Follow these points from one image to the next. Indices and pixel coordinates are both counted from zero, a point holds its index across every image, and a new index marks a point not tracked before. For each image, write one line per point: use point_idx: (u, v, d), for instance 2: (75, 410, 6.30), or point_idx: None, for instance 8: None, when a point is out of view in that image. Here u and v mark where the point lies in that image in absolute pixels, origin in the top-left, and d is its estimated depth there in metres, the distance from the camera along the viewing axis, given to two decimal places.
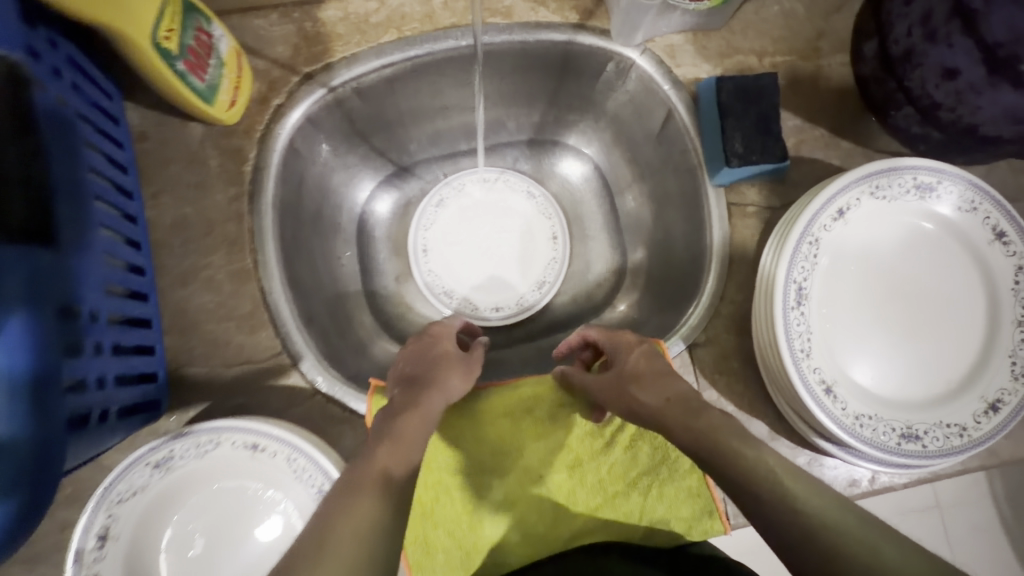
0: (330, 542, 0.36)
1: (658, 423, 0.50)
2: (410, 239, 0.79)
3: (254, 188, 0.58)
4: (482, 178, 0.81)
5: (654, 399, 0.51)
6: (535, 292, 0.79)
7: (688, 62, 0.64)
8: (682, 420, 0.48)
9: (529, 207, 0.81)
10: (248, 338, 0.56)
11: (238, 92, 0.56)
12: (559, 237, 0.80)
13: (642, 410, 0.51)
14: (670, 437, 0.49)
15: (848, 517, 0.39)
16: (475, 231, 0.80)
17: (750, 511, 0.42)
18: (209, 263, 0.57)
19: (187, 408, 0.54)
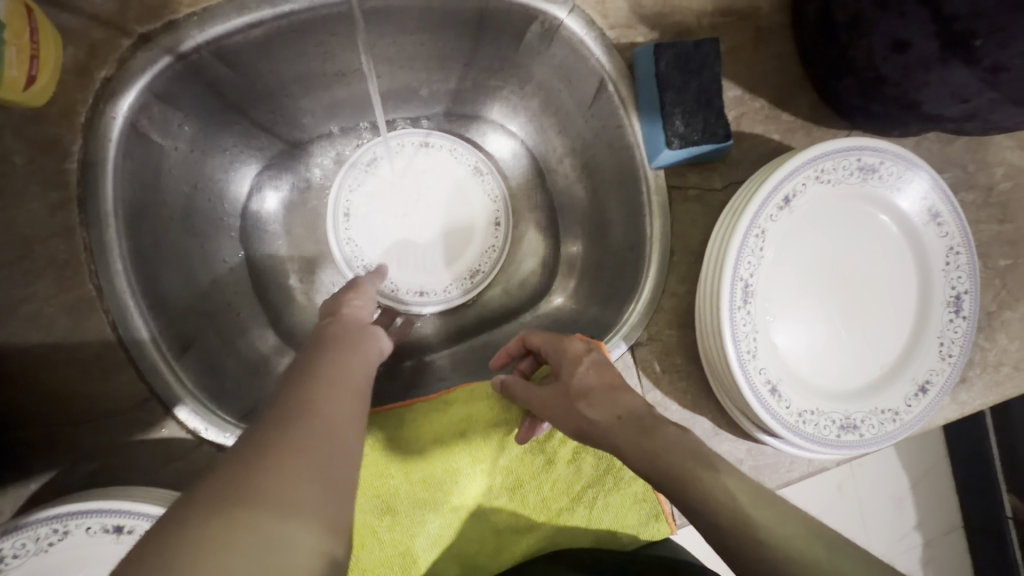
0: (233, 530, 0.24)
1: (611, 446, 0.43)
2: (331, 200, 0.68)
3: (84, 192, 0.45)
4: (420, 142, 0.71)
5: (604, 418, 0.43)
6: (467, 281, 0.71)
7: (622, 23, 0.56)
8: (635, 441, 0.41)
9: (474, 184, 0.73)
10: (100, 385, 0.45)
11: (36, 63, 0.42)
12: (503, 222, 0.73)
13: (591, 431, 0.44)
14: (623, 460, 0.42)
15: (815, 544, 0.34)
16: (410, 199, 0.71)
17: (707, 532, 0.37)
18: (31, 294, 0.44)
19: (25, 482, 0.43)
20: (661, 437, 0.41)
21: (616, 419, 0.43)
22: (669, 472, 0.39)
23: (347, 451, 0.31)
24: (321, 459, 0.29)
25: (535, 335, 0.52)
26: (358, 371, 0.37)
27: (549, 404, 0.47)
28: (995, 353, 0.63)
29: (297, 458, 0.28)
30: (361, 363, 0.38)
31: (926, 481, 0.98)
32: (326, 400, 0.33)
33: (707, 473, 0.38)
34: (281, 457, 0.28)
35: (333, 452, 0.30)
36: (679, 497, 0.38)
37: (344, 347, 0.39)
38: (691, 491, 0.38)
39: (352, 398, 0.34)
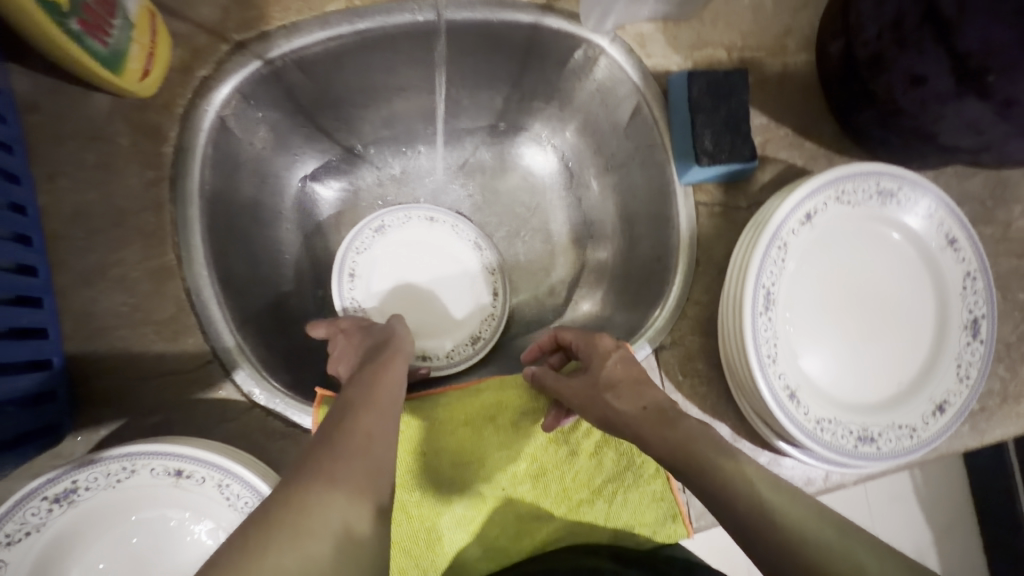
0: (295, 510, 0.33)
1: (634, 434, 0.46)
2: (338, 259, 0.67)
3: (175, 172, 0.50)
4: (427, 219, 0.73)
5: (629, 408, 0.46)
6: (467, 346, 0.70)
7: (658, 53, 0.62)
8: (657, 429, 0.44)
9: (473, 260, 0.74)
10: (170, 345, 0.49)
11: (152, 60, 0.48)
12: (499, 293, 0.73)
13: (616, 420, 0.47)
14: (645, 448, 0.45)
15: (830, 528, 0.36)
16: (416, 268, 0.72)
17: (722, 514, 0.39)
18: (121, 258, 0.49)
19: (96, 428, 0.47)
20: (685, 427, 0.43)
21: (641, 413, 0.46)
22: (688, 456, 0.41)
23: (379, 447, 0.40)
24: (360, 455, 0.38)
25: (565, 330, 0.56)
26: (385, 401, 0.44)
27: (581, 395, 0.50)
28: (1015, 383, 0.64)
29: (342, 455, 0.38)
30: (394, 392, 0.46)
31: (948, 525, 0.97)
32: (361, 422, 0.41)
33: (727, 459, 0.40)
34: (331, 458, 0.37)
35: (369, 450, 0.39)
36: (698, 483, 0.41)
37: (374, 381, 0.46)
38: (719, 481, 0.39)
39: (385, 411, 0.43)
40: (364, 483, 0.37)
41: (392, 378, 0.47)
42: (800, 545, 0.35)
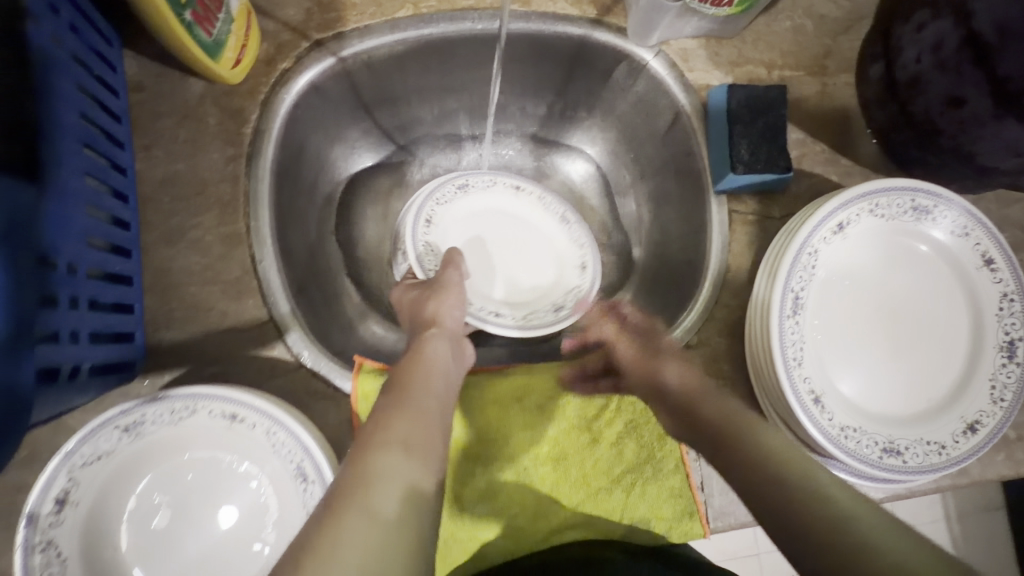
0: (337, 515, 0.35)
1: (678, 402, 0.50)
2: (417, 204, 0.68)
3: (252, 150, 0.56)
4: (514, 186, 0.73)
5: (681, 377, 0.51)
6: (552, 313, 0.67)
7: (700, 67, 0.65)
8: (701, 398, 0.49)
9: (561, 233, 0.74)
10: (233, 304, 0.54)
11: (244, 50, 0.55)
12: (589, 268, 0.71)
13: (663, 385, 0.52)
14: (685, 413, 0.49)
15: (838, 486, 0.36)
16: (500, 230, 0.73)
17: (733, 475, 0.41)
18: (198, 223, 0.54)
19: (161, 373, 0.51)
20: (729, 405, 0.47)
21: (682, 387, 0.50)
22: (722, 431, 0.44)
23: (415, 446, 0.42)
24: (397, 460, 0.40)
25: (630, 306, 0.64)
26: (422, 399, 0.46)
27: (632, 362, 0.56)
28: None
29: (381, 463, 0.39)
30: (433, 388, 0.48)
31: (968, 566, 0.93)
32: (398, 425, 0.42)
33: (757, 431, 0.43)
34: (368, 462, 0.39)
35: (405, 452, 0.41)
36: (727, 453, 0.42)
37: (414, 374, 0.48)
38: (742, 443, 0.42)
39: (423, 412, 0.45)
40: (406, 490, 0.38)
41: (431, 369, 0.49)
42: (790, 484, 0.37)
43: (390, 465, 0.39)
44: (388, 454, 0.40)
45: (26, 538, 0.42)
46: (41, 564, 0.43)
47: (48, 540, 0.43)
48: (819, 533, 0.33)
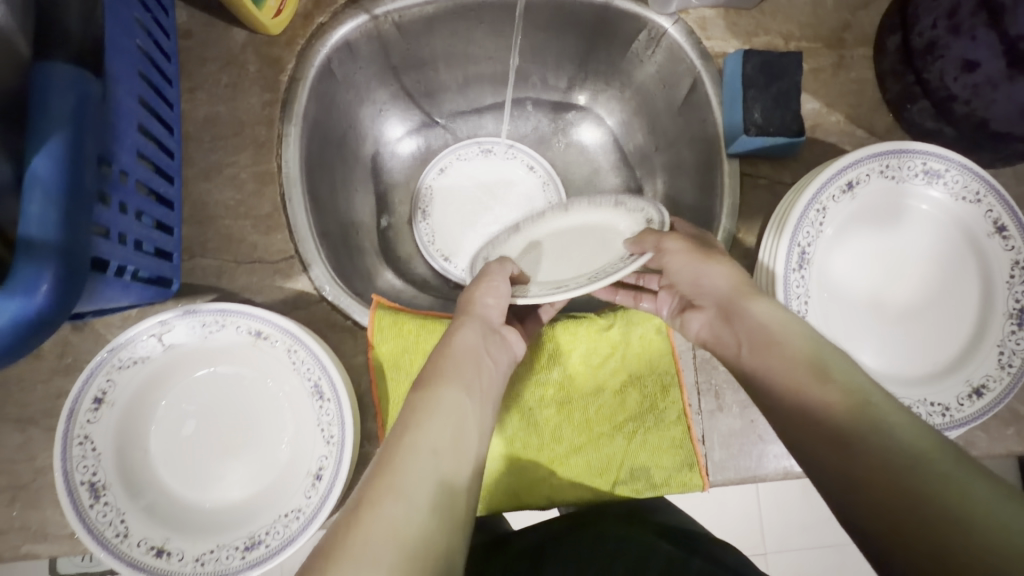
0: (367, 515, 0.36)
1: (724, 304, 0.50)
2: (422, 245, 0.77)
3: (287, 97, 0.60)
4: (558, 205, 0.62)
5: (727, 279, 0.50)
6: (615, 267, 0.51)
7: (718, 36, 0.66)
8: (743, 305, 0.48)
9: (620, 220, 0.57)
10: (263, 238, 0.57)
11: (285, 2, 0.59)
12: (654, 219, 0.53)
13: (706, 288, 0.51)
14: (732, 319, 0.49)
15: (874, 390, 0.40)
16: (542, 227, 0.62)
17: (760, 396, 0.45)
18: (235, 161, 0.58)
19: (193, 297, 0.55)
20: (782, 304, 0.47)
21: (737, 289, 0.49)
22: (766, 340, 0.45)
23: (439, 448, 0.42)
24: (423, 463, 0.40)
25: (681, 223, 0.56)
26: (450, 400, 0.45)
27: (692, 257, 0.52)
28: None
29: (404, 467, 0.40)
30: (462, 385, 0.47)
31: None
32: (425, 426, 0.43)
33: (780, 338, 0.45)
34: (393, 464, 0.40)
35: (431, 456, 0.41)
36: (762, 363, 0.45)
37: (442, 371, 0.47)
38: (775, 350, 0.44)
39: (450, 412, 0.44)
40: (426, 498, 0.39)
41: (462, 366, 0.48)
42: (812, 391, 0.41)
43: (414, 467, 0.40)
44: (413, 456, 0.40)
45: (66, 429, 0.46)
46: (78, 455, 0.47)
47: (86, 433, 0.47)
48: (861, 448, 0.37)
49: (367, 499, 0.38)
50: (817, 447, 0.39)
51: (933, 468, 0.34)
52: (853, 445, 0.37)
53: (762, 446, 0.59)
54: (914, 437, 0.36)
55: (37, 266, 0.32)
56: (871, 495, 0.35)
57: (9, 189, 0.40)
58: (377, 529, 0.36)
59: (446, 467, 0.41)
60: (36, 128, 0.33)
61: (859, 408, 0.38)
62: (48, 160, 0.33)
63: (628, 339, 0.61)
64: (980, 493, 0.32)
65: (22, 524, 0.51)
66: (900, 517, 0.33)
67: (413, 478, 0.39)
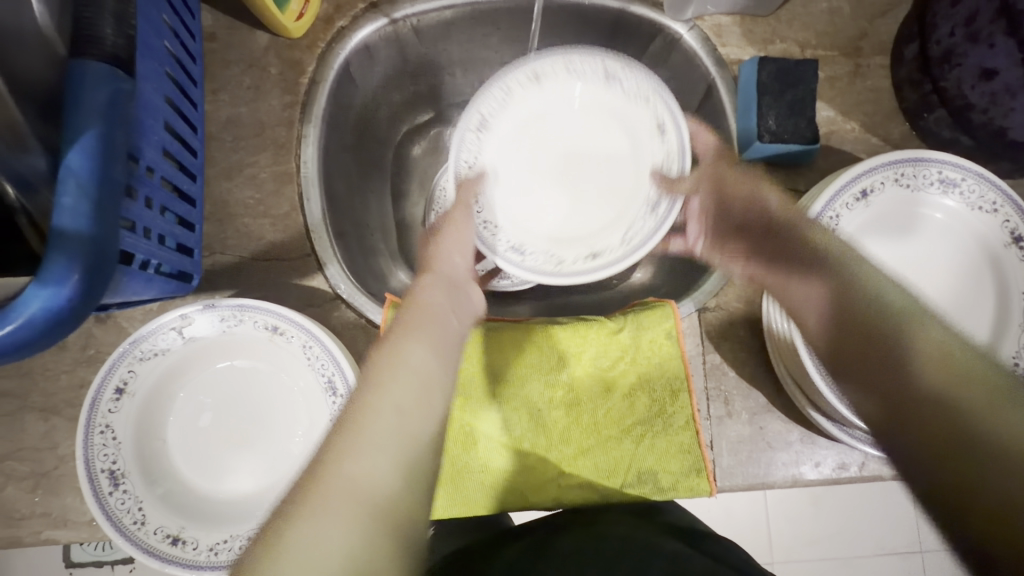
0: (320, 487, 0.32)
1: (769, 223, 0.51)
2: None
3: (307, 99, 0.61)
4: (531, 72, 0.60)
5: (782, 205, 0.51)
6: (650, 213, 0.59)
7: (733, 43, 0.67)
8: (794, 224, 0.49)
9: (617, 94, 0.61)
10: (280, 236, 0.58)
11: (307, 6, 0.60)
12: (667, 123, 0.59)
13: (762, 213, 0.52)
14: (774, 237, 0.50)
15: (918, 306, 0.39)
16: (541, 112, 0.63)
17: (802, 314, 0.45)
18: (255, 161, 0.59)
19: (213, 292, 0.57)
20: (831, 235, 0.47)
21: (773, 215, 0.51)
22: (796, 261, 0.47)
23: (409, 405, 0.37)
24: (389, 422, 0.36)
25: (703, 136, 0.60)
26: (422, 356, 0.41)
27: (736, 187, 0.54)
28: None
29: (362, 430, 0.35)
30: (431, 342, 0.42)
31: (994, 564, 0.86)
32: (390, 382, 0.38)
33: (825, 242, 0.46)
34: (351, 424, 0.35)
35: (398, 413, 0.36)
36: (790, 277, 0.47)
37: (407, 328, 0.43)
38: (805, 260, 0.46)
39: (421, 366, 0.40)
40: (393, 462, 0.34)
41: (427, 322, 0.44)
42: (868, 301, 0.40)
43: (379, 426, 0.35)
44: (376, 415, 0.36)
45: (88, 417, 0.48)
46: (99, 444, 0.48)
47: (107, 422, 0.48)
48: (914, 389, 0.35)
49: (318, 467, 0.33)
50: (866, 391, 0.39)
51: (980, 393, 0.34)
52: (897, 373, 0.37)
53: (771, 454, 0.60)
54: (972, 360, 0.35)
55: (68, 257, 0.33)
56: (900, 424, 0.36)
57: (44, 181, 0.43)
58: (332, 504, 0.31)
59: (420, 426, 0.37)
60: (72, 123, 0.34)
61: (888, 338, 0.38)
62: (81, 155, 0.34)
63: (638, 341, 0.60)
64: (971, 353, 0.35)
65: (44, 510, 0.53)
66: (944, 446, 0.34)
67: (375, 439, 0.34)
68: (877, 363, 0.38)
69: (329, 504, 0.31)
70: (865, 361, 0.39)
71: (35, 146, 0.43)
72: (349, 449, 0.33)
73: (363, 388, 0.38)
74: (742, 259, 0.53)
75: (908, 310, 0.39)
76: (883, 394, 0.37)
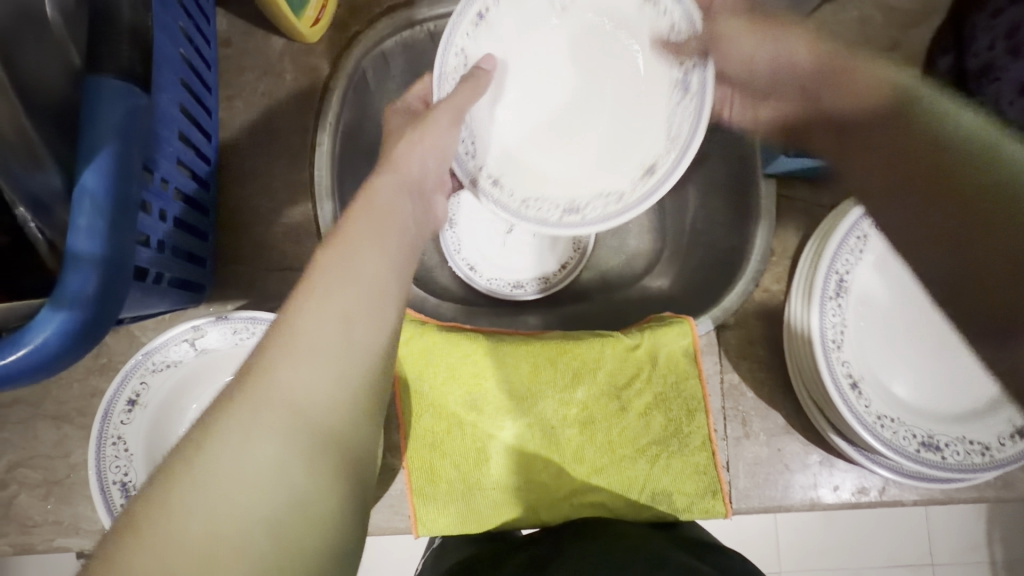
0: (252, 398, 0.31)
1: (814, 79, 0.51)
2: (451, 261, 0.74)
3: (321, 106, 0.60)
4: (475, 16, 0.57)
5: (810, 52, 0.51)
6: (670, 146, 0.57)
7: None
8: (830, 83, 0.49)
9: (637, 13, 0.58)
10: (294, 246, 0.58)
11: (323, 12, 0.59)
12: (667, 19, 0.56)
13: (795, 65, 0.52)
14: (818, 102, 0.50)
15: (979, 126, 0.39)
16: (515, 71, 0.62)
17: (843, 159, 0.47)
18: (269, 169, 0.59)
19: (225, 302, 0.56)
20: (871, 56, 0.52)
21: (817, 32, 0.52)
22: (852, 93, 0.47)
23: (352, 312, 0.35)
24: (328, 326, 0.34)
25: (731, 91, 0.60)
26: (375, 258, 0.38)
27: (778, 50, 0.53)
28: None
29: (300, 335, 0.33)
30: (382, 243, 0.40)
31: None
32: (332, 282, 0.35)
33: (865, 73, 0.48)
34: (290, 326, 0.33)
35: (340, 320, 0.34)
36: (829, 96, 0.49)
37: (358, 226, 0.40)
38: (846, 94, 0.48)
39: (366, 270, 0.37)
40: (336, 372, 0.33)
41: (381, 227, 0.41)
42: (918, 127, 0.41)
43: (321, 331, 0.33)
44: (317, 318, 0.33)
45: (100, 429, 0.47)
46: (110, 456, 0.48)
47: (119, 434, 0.48)
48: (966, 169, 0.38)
49: (253, 369, 0.32)
50: (942, 212, 0.40)
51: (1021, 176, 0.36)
52: (949, 176, 0.38)
53: (788, 475, 0.59)
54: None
55: (82, 279, 0.32)
56: (966, 248, 0.38)
57: (60, 201, 0.41)
58: (265, 414, 0.30)
59: (362, 334, 0.35)
60: (88, 141, 0.33)
61: (980, 153, 0.38)
62: (96, 174, 0.33)
63: (654, 359, 0.59)
64: (1018, 162, 0.36)
65: (55, 518, 0.53)
66: (986, 213, 0.37)
67: (317, 346, 0.33)
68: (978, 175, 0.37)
69: (262, 415, 0.30)
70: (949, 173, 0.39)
71: (48, 164, 0.41)
72: (285, 357, 0.32)
73: (305, 284, 0.35)
74: (774, 116, 0.56)
75: (978, 134, 0.39)
76: (962, 205, 0.38)
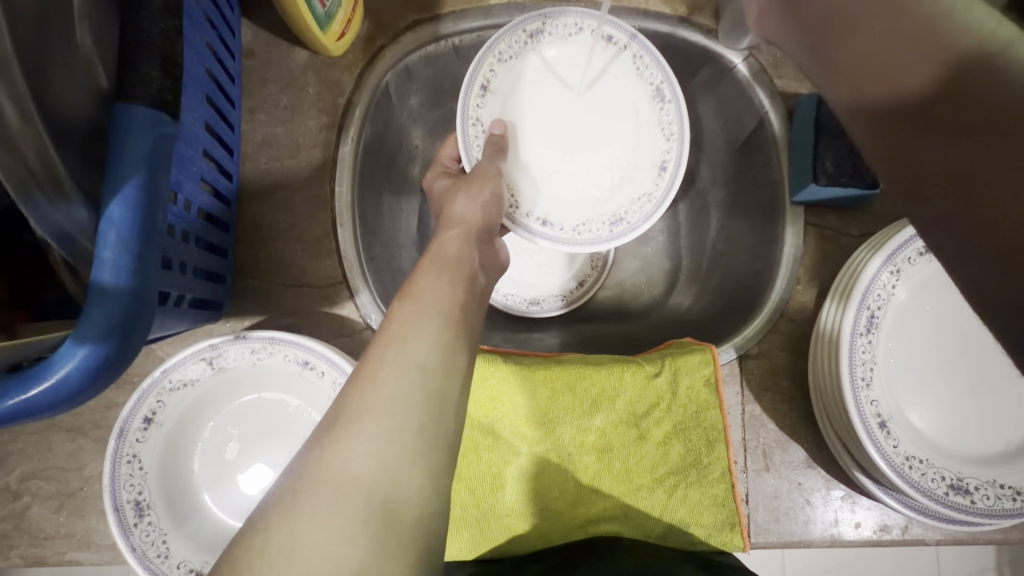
0: (337, 447, 0.31)
1: None
2: None
3: (344, 120, 0.59)
4: (480, 88, 0.57)
5: None
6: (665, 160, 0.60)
7: (790, 75, 0.63)
8: None
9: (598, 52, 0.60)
10: (312, 263, 0.57)
11: (349, 26, 0.58)
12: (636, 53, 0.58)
13: None
14: None
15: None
16: (531, 112, 0.62)
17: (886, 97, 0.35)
18: (289, 185, 0.58)
19: (242, 318, 0.56)
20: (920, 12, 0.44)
21: None
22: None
23: (421, 361, 0.35)
24: (401, 375, 0.34)
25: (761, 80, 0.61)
26: (439, 300, 0.39)
27: None
28: None
29: (378, 384, 0.33)
30: (450, 290, 0.41)
31: None
32: (404, 329, 0.36)
33: None
34: (369, 376, 0.34)
35: (413, 372, 0.34)
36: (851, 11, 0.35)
37: (425, 278, 0.41)
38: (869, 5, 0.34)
39: (434, 319, 0.38)
40: (411, 423, 0.33)
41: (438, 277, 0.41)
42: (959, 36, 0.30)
43: (395, 381, 0.34)
44: (395, 367, 0.34)
45: (115, 448, 0.47)
46: (125, 474, 0.47)
47: (134, 453, 0.48)
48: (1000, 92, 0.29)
49: (337, 419, 0.32)
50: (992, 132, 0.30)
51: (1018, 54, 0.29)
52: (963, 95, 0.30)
53: (809, 510, 0.58)
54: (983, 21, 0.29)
55: (105, 316, 0.31)
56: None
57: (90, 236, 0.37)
58: (351, 465, 0.30)
59: (438, 383, 0.35)
60: (114, 171, 0.33)
61: (967, 25, 0.30)
62: (123, 206, 0.32)
63: (674, 388, 0.58)
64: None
65: (67, 531, 0.53)
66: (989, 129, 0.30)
67: (394, 397, 0.33)
68: (976, 65, 0.30)
69: (346, 464, 0.30)
70: (952, 113, 0.31)
71: (75, 194, 0.36)
72: (365, 407, 0.32)
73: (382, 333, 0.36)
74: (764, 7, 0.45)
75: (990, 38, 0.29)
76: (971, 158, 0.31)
